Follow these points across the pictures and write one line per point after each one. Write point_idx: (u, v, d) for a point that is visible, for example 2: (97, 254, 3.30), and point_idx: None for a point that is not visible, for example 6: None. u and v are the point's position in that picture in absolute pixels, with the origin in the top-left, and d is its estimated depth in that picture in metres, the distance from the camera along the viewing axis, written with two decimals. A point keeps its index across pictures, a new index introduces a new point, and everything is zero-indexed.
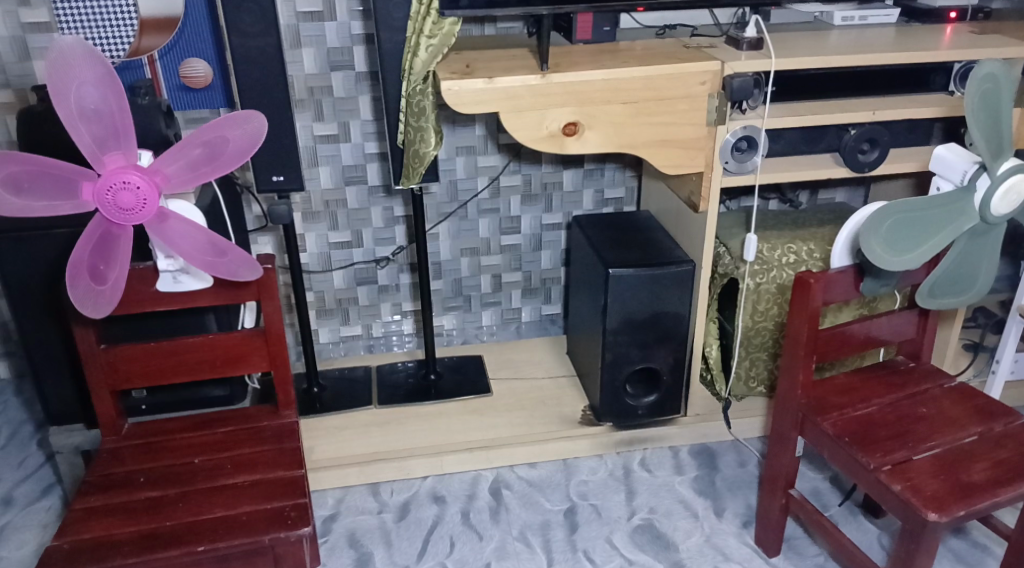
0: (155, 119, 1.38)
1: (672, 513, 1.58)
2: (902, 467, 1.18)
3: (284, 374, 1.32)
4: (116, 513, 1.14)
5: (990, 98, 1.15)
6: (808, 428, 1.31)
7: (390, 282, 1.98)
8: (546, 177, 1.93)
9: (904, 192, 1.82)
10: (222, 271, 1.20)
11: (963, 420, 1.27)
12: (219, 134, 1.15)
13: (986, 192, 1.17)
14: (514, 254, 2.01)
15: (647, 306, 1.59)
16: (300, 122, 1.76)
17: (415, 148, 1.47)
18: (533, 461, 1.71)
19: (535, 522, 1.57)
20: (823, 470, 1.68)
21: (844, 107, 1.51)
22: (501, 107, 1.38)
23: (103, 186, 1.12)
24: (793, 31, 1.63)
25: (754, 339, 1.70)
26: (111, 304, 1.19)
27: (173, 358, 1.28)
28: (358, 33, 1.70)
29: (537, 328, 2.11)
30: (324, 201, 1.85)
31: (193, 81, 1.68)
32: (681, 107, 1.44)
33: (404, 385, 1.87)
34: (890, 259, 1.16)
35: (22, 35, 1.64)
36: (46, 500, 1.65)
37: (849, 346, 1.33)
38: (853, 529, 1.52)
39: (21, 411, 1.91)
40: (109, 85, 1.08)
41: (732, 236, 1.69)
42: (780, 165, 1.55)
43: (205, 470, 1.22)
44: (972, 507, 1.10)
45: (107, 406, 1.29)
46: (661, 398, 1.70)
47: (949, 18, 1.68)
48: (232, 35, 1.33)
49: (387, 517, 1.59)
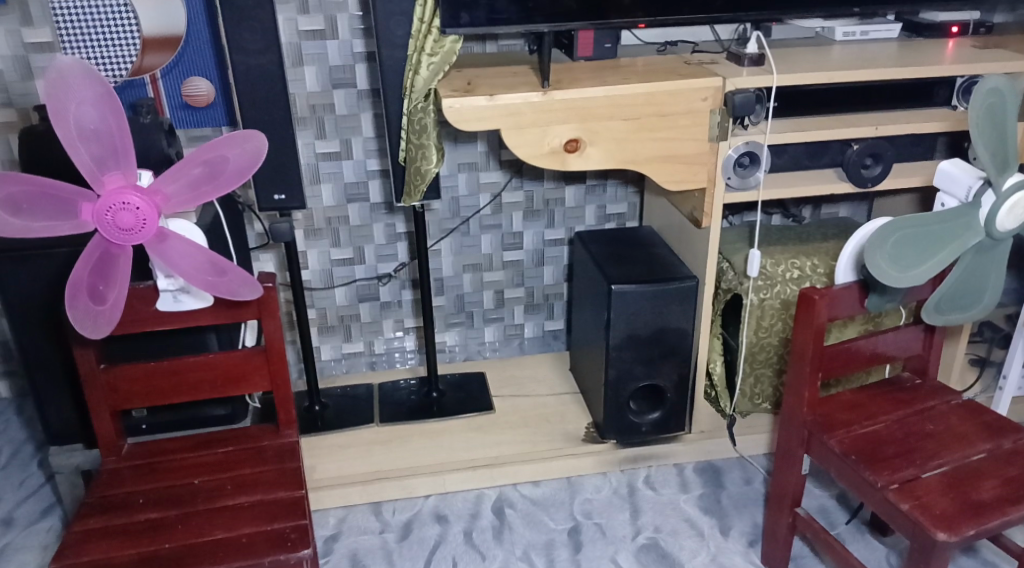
0: (156, 139, 1.38)
1: (678, 532, 1.56)
2: (910, 485, 1.17)
3: (285, 394, 1.31)
4: (114, 535, 1.13)
5: (995, 113, 1.14)
6: (814, 445, 1.30)
7: (393, 298, 1.97)
8: (547, 193, 1.93)
9: (909, 207, 1.82)
10: (223, 291, 1.19)
11: (972, 437, 1.25)
12: (219, 153, 1.14)
13: (991, 208, 1.15)
14: (516, 270, 2.00)
15: (650, 323, 1.58)
16: (302, 140, 1.76)
17: (418, 165, 1.47)
18: (536, 479, 1.70)
19: (539, 541, 1.55)
20: (830, 487, 1.66)
21: (847, 122, 1.50)
22: (501, 124, 1.37)
23: (102, 207, 1.11)
24: (795, 46, 1.63)
25: (758, 355, 1.69)
26: (110, 324, 1.18)
27: (173, 378, 1.28)
28: (360, 51, 1.70)
29: (539, 344, 2.10)
30: (326, 218, 1.85)
31: (195, 100, 1.69)
32: (683, 122, 1.44)
33: (407, 403, 1.86)
34: (895, 275, 1.15)
35: (26, 55, 1.64)
36: (47, 520, 1.64)
37: (855, 363, 1.32)
38: (861, 548, 1.50)
39: (23, 430, 1.90)
40: (109, 106, 1.08)
41: (736, 252, 1.68)
42: (782, 181, 1.54)
43: (205, 490, 1.21)
44: (982, 526, 1.09)
45: (106, 426, 1.28)
46: (666, 414, 1.68)
47: (950, 32, 1.68)
48: (234, 54, 1.33)
49: (390, 537, 1.57)
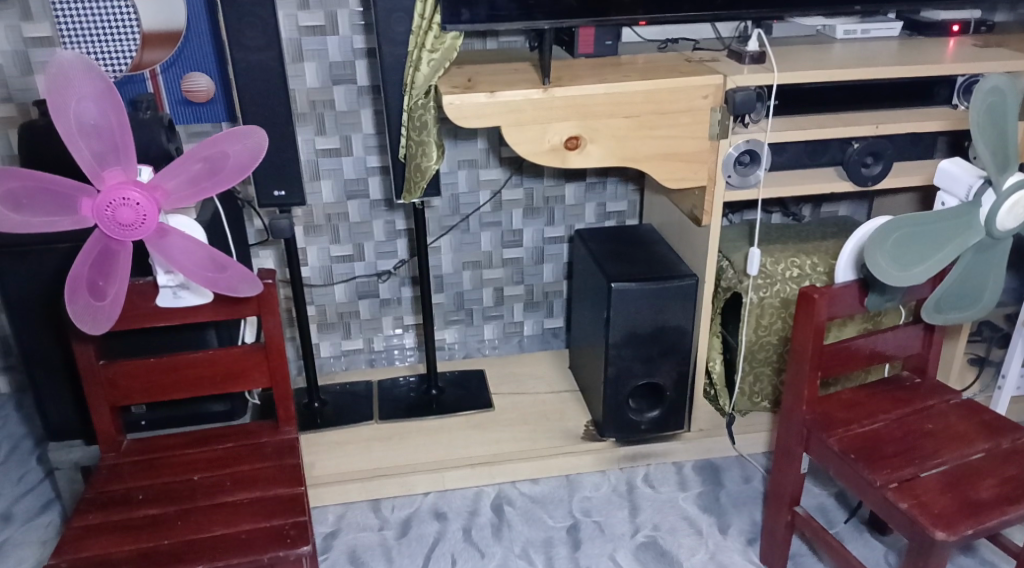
0: (156, 134, 1.38)
1: (677, 529, 1.56)
2: (909, 484, 1.17)
3: (284, 390, 1.30)
4: (114, 531, 1.13)
5: (996, 112, 1.14)
6: (814, 444, 1.30)
7: (392, 295, 1.97)
8: (547, 191, 1.93)
9: (909, 206, 1.82)
10: (223, 287, 1.19)
11: (970, 436, 1.25)
12: (219, 149, 1.14)
13: (992, 207, 1.15)
14: (516, 267, 2.00)
15: (649, 321, 1.58)
16: (302, 136, 1.76)
17: (418, 162, 1.46)
18: (536, 476, 1.70)
19: (538, 538, 1.55)
20: (829, 486, 1.66)
21: (847, 120, 1.50)
22: (502, 121, 1.37)
23: (102, 202, 1.11)
24: (796, 44, 1.63)
25: (758, 354, 1.69)
26: (110, 320, 1.18)
27: (172, 374, 1.28)
28: (360, 47, 1.70)
29: (539, 342, 2.09)
30: (326, 215, 1.85)
31: (194, 96, 1.68)
32: (684, 120, 1.44)
33: (406, 399, 1.86)
34: (895, 274, 1.15)
35: (25, 49, 1.64)
36: (45, 516, 1.64)
37: (855, 362, 1.32)
38: (859, 546, 1.50)
39: (21, 426, 1.90)
40: (109, 101, 1.07)
41: (736, 250, 1.68)
42: (783, 179, 1.54)
43: (204, 487, 1.21)
44: (980, 525, 1.09)
45: (106, 422, 1.28)
46: (665, 412, 1.68)
47: (951, 31, 1.68)
48: (234, 50, 1.33)
49: (389, 534, 1.57)
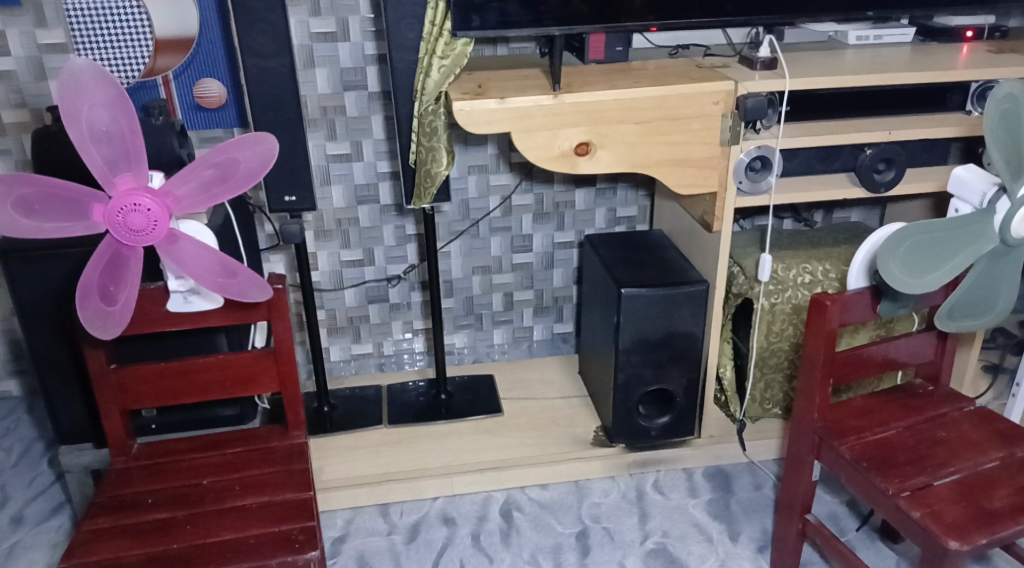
0: (168, 140, 1.39)
1: (686, 536, 1.56)
2: (921, 493, 1.16)
3: (294, 395, 1.31)
4: (123, 535, 1.13)
5: (1011, 119, 1.13)
6: (825, 451, 1.29)
7: (402, 300, 1.97)
8: (557, 196, 1.93)
9: (921, 213, 1.80)
10: (233, 292, 1.19)
11: (984, 444, 1.24)
12: (230, 155, 1.14)
13: (1007, 214, 1.14)
14: (526, 272, 2.00)
15: (659, 327, 1.57)
16: (313, 142, 1.76)
17: (427, 168, 1.46)
18: (544, 482, 1.69)
19: (546, 545, 1.55)
20: (840, 493, 1.65)
21: (860, 126, 1.49)
22: (513, 127, 1.37)
23: (114, 208, 1.12)
24: (807, 50, 1.62)
25: (769, 360, 1.68)
26: (120, 325, 1.18)
27: (183, 379, 1.28)
28: (371, 53, 1.70)
29: (549, 347, 2.09)
30: (336, 220, 1.85)
31: (206, 101, 1.69)
32: (695, 126, 1.43)
33: (416, 404, 1.85)
34: (909, 281, 1.14)
35: (39, 56, 1.65)
36: (57, 518, 1.64)
37: (867, 369, 1.31)
38: (871, 555, 1.49)
39: (32, 429, 1.91)
40: (121, 107, 1.08)
41: (746, 256, 1.68)
42: (795, 185, 1.53)
43: (214, 491, 1.21)
44: (994, 535, 1.08)
45: (117, 426, 1.28)
46: (674, 419, 1.67)
47: (965, 36, 1.67)
48: (246, 57, 1.34)
49: (397, 539, 1.57)
